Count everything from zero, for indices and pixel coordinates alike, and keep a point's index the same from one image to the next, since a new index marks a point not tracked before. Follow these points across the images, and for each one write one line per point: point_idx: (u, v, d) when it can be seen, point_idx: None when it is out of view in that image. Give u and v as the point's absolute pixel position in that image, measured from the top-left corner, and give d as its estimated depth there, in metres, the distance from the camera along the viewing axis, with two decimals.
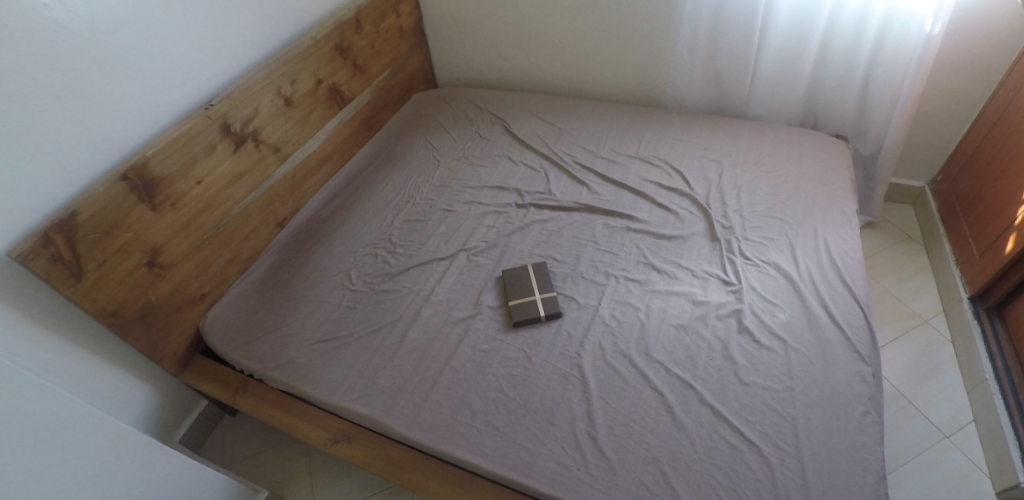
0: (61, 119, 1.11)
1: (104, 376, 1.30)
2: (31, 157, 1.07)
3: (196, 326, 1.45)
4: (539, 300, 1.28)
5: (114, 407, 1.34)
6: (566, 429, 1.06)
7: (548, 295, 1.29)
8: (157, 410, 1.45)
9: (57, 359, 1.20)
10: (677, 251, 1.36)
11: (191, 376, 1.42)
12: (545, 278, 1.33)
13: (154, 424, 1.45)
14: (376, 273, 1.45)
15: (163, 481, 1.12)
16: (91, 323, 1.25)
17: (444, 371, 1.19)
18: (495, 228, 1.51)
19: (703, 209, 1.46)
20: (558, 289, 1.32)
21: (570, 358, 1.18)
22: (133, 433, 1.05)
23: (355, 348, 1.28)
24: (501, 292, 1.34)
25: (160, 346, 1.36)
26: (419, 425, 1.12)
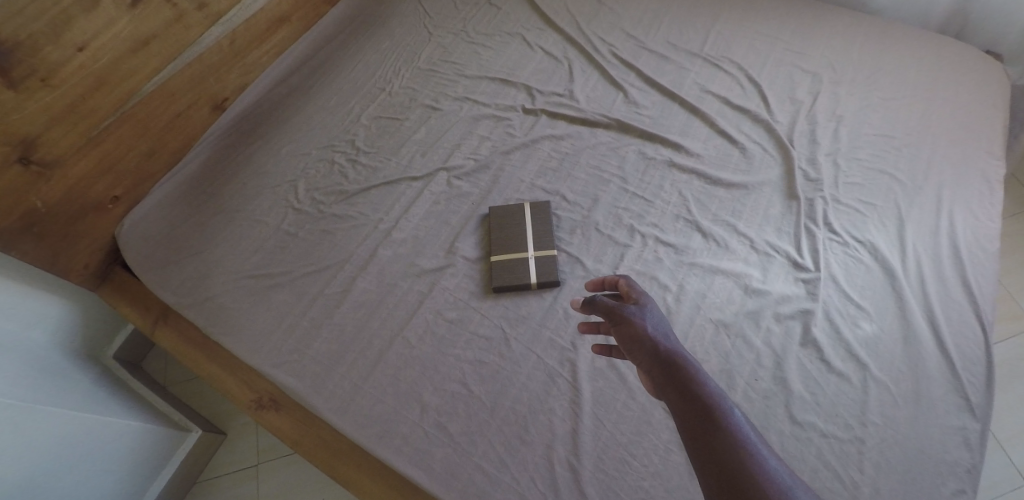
0: None
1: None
2: None
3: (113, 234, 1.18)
4: (532, 259, 0.94)
5: (24, 328, 1.11)
6: (540, 454, 0.79)
7: (546, 252, 0.94)
8: (78, 324, 1.24)
9: None
10: (732, 208, 0.97)
11: (110, 294, 1.17)
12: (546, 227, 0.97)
13: (79, 339, 1.24)
14: (328, 190, 1.12)
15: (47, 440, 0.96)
16: None
17: (394, 344, 0.91)
18: (490, 141, 1.12)
19: (781, 144, 1.05)
20: (561, 244, 0.96)
21: (562, 350, 0.86)
22: None
23: (288, 292, 1.01)
24: (485, 239, 1.00)
25: (63, 261, 1.09)
26: (354, 413, 0.86)
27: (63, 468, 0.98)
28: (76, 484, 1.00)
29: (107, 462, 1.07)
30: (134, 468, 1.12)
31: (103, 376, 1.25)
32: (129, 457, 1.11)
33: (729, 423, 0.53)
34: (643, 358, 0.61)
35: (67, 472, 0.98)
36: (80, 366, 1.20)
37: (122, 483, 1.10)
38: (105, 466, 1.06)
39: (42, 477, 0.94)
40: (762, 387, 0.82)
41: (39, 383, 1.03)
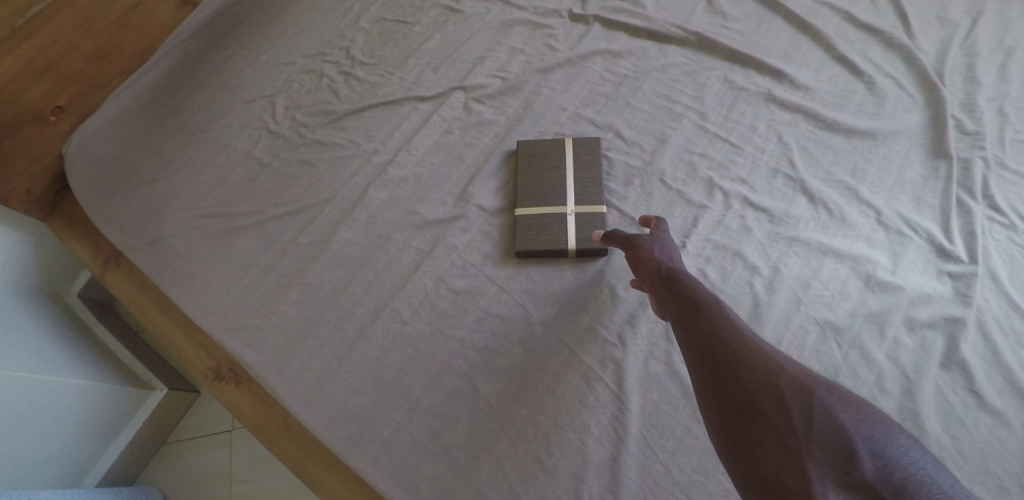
0: None
1: None
2: None
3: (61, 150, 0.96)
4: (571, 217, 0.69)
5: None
6: (565, 488, 0.57)
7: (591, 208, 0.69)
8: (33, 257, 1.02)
9: None
10: (853, 164, 0.70)
11: (59, 224, 0.97)
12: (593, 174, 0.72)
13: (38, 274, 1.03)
14: (312, 109, 0.88)
15: None
16: None
17: (380, 316, 0.69)
18: (523, 55, 0.85)
19: (925, 78, 0.75)
20: (611, 198, 0.71)
21: (603, 345, 0.63)
22: None
23: (253, 239, 0.79)
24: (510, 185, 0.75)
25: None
26: (323, 404, 0.66)
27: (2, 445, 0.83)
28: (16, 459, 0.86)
29: (54, 426, 0.92)
30: (85, 433, 0.97)
31: (65, 319, 1.05)
32: (77, 423, 0.95)
33: (721, 321, 0.49)
34: (648, 279, 0.57)
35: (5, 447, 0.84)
36: (36, 309, 1.00)
37: (72, 449, 0.96)
38: (52, 436, 0.92)
39: None
40: None
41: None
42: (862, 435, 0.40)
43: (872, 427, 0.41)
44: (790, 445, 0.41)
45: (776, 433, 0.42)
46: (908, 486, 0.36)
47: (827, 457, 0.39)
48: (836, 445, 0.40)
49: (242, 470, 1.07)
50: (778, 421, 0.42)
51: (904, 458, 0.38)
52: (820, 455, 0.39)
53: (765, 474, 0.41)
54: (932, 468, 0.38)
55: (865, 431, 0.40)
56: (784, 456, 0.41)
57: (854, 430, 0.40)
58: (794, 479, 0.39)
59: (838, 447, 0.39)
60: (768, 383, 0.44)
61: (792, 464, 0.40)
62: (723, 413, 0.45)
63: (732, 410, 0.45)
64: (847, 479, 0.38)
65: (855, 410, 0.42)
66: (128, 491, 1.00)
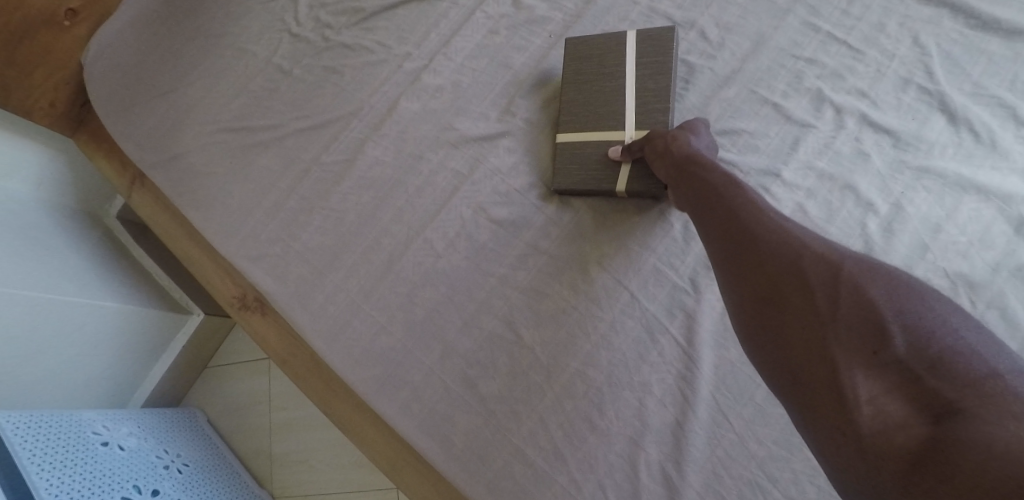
0: None
1: None
2: None
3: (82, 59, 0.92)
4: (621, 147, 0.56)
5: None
6: (617, 452, 0.49)
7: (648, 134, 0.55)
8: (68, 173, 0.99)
9: None
10: (1014, 74, 0.54)
11: (88, 141, 0.95)
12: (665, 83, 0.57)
13: (75, 194, 1.00)
14: (337, 6, 0.76)
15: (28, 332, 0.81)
16: None
17: (412, 247, 0.61)
18: None
19: None
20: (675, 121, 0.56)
21: (671, 290, 0.53)
22: None
23: (273, 158, 0.71)
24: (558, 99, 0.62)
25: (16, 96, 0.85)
26: (349, 343, 0.60)
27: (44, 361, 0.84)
28: (61, 374, 0.88)
29: (95, 346, 0.91)
30: (125, 355, 0.96)
31: (104, 241, 1.02)
32: (118, 344, 0.95)
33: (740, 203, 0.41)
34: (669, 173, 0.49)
35: (50, 363, 0.85)
36: (74, 226, 0.98)
37: (117, 368, 0.96)
38: (95, 355, 0.92)
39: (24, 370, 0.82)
40: None
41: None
42: (898, 308, 0.32)
43: (904, 293, 0.32)
44: (812, 333, 0.34)
45: (796, 319, 0.35)
46: (951, 365, 0.29)
47: (854, 342, 0.32)
48: (866, 325, 0.32)
49: (281, 396, 1.06)
50: (799, 304, 0.35)
51: (940, 329, 0.30)
52: (844, 339, 0.32)
53: (783, 367, 0.35)
54: (978, 332, 0.30)
55: (903, 299, 0.32)
56: (805, 345, 0.34)
57: (882, 302, 0.32)
58: (818, 371, 0.33)
59: (863, 325, 0.32)
60: (785, 261, 0.36)
61: (818, 351, 0.33)
62: (738, 300, 0.39)
63: (747, 300, 0.38)
64: (879, 365, 0.31)
65: (884, 274, 0.34)
66: (171, 413, 1.01)
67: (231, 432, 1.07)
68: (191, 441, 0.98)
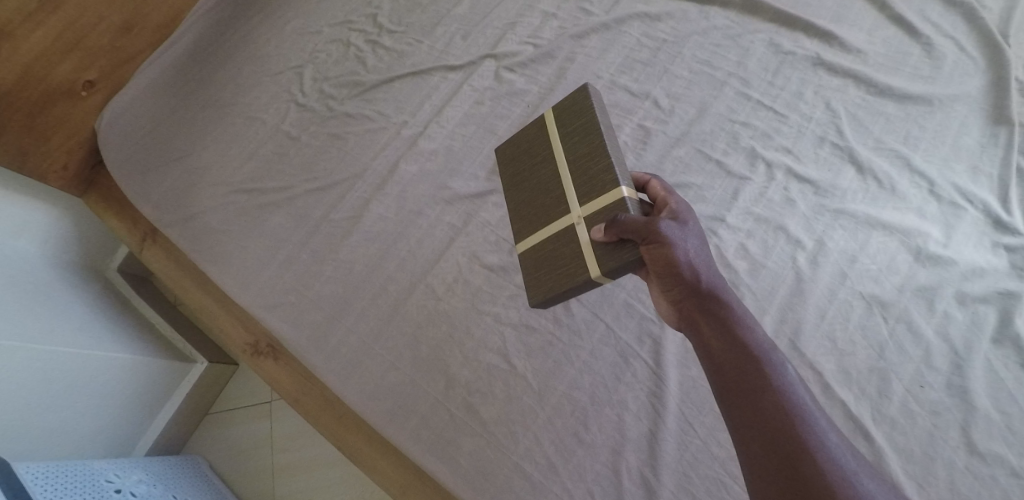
0: None
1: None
2: None
3: (94, 126, 0.99)
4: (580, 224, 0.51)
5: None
6: (602, 462, 0.58)
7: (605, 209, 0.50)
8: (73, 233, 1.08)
9: None
10: (906, 132, 0.67)
11: (98, 202, 1.01)
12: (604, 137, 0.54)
13: (77, 252, 1.09)
14: (340, 80, 0.86)
15: (52, 383, 0.87)
16: None
17: (415, 291, 0.69)
18: (558, 20, 0.82)
19: (988, 38, 0.70)
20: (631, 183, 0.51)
21: (641, 320, 0.63)
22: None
23: (284, 215, 0.78)
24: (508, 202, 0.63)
25: (34, 160, 0.91)
26: (361, 380, 0.67)
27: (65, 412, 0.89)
28: (78, 425, 0.92)
29: (108, 397, 0.97)
30: (133, 404, 1.01)
31: (105, 292, 1.10)
32: (128, 393, 1.00)
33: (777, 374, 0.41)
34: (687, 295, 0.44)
35: (69, 414, 0.90)
36: (78, 282, 1.05)
37: (126, 418, 1.01)
38: (108, 404, 0.97)
39: (46, 422, 0.87)
40: (930, 398, 0.56)
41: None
42: None
43: None
44: None
45: None
46: None
47: None
48: None
49: (283, 436, 1.11)
50: None
51: None
52: None
53: None
54: None
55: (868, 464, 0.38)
56: None
57: None
58: None
59: None
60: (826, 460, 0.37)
61: None
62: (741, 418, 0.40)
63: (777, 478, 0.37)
64: None
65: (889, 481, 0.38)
66: (175, 459, 1.05)
67: (234, 475, 1.11)
68: (196, 485, 1.02)
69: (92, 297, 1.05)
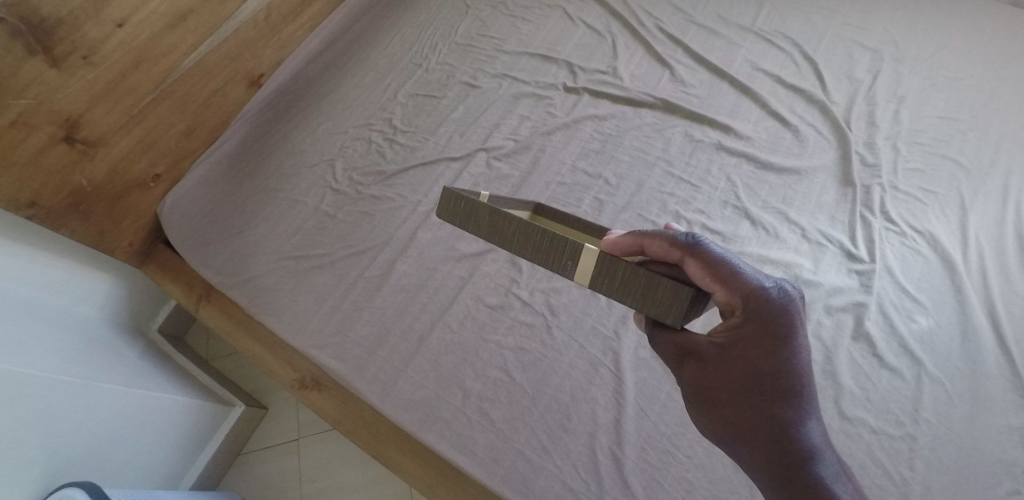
0: None
1: (76, 279, 1.14)
2: None
3: (157, 210, 1.19)
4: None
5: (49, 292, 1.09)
6: (582, 443, 0.79)
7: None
8: (121, 297, 1.26)
9: (30, 268, 1.03)
10: (784, 194, 0.94)
11: (152, 270, 1.20)
12: (508, 224, 0.58)
13: (122, 312, 1.26)
14: (366, 169, 1.11)
15: (134, 426, 1.04)
16: (47, 232, 1.05)
17: (435, 329, 0.91)
18: (531, 121, 1.10)
19: (837, 126, 0.99)
20: (602, 278, 0.52)
21: (604, 339, 0.86)
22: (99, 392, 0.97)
23: (328, 275, 1.00)
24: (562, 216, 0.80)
25: (109, 237, 1.11)
26: (397, 398, 0.87)
27: (141, 452, 1.06)
28: (149, 462, 1.08)
29: (172, 438, 1.13)
30: (187, 446, 1.17)
31: (149, 350, 1.27)
32: (185, 436, 1.16)
33: None
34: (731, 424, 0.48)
35: (144, 453, 1.06)
36: (131, 341, 1.24)
37: (182, 457, 1.16)
38: (171, 445, 1.13)
39: (128, 460, 1.03)
40: None
41: (70, 351, 1.01)
42: None
43: None
44: None
45: None
46: None
47: None
48: None
49: (309, 470, 1.27)
50: None
51: None
52: None
53: None
54: None
55: None
56: None
57: None
58: None
59: None
60: None
61: None
62: None
63: None
64: None
65: None
66: (217, 493, 1.19)
67: None
68: None
69: (142, 353, 1.23)
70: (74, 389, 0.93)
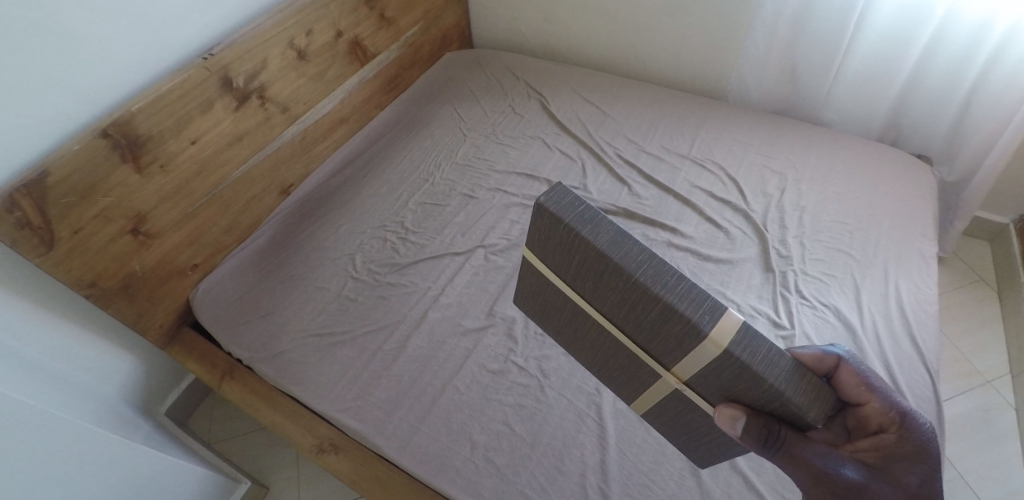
0: (52, 72, 0.98)
1: (106, 357, 1.25)
2: (13, 110, 0.95)
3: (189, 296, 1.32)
4: (649, 336, 0.76)
5: (79, 370, 1.19)
6: (574, 481, 0.94)
7: (682, 338, 0.70)
8: (141, 379, 1.35)
9: (69, 342, 1.16)
10: (721, 279, 1.20)
11: (178, 351, 1.30)
12: (630, 246, 0.73)
13: (139, 394, 1.35)
14: (382, 262, 1.31)
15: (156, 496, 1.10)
16: (95, 311, 1.19)
17: (445, 391, 1.07)
18: (520, 224, 1.35)
19: (757, 229, 1.28)
20: (741, 348, 0.67)
21: (588, 395, 1.04)
22: (139, 459, 1.04)
23: (350, 349, 1.16)
24: (560, 320, 0.97)
25: (145, 319, 1.24)
26: (413, 451, 1.01)
27: None
28: None
29: None
30: None
31: (160, 430, 1.35)
32: None
33: None
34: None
35: None
36: (144, 420, 1.32)
37: None
38: None
39: None
40: None
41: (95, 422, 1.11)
42: None
43: None
44: None
45: None
46: None
47: None
48: None
49: None
50: None
51: None
52: None
53: None
54: None
55: None
56: None
57: None
58: None
59: None
60: None
61: None
62: None
63: None
64: None
65: None
66: None
67: None
68: None
69: (156, 433, 1.30)
70: (122, 453, 1.01)
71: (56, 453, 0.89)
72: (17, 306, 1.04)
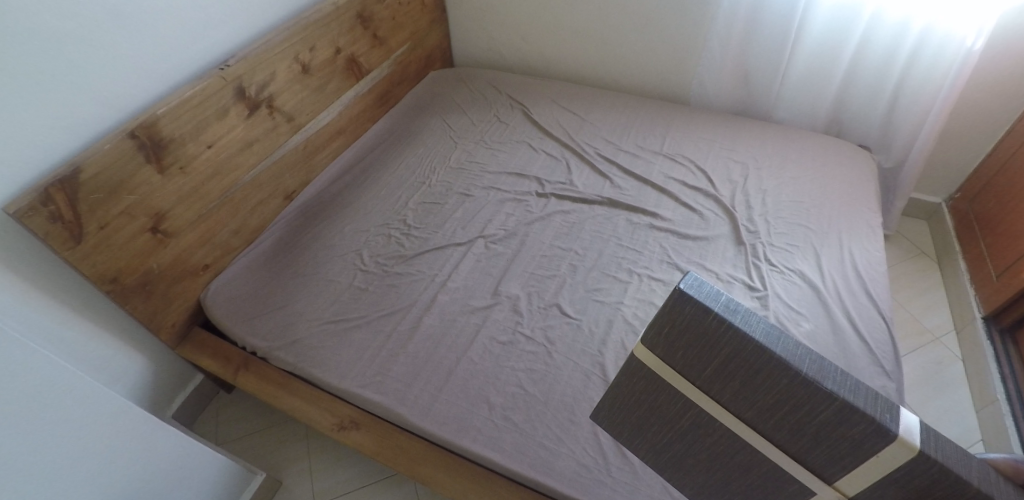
0: (82, 78, 1.06)
1: (119, 358, 1.27)
2: (47, 112, 1.02)
3: (199, 297, 1.37)
4: (807, 447, 0.60)
5: (93, 368, 1.21)
6: (587, 430, 1.03)
7: (859, 442, 0.56)
8: (152, 382, 1.37)
9: (86, 340, 1.19)
10: (700, 253, 1.34)
11: (190, 350, 1.34)
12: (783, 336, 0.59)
13: (149, 396, 1.37)
14: (389, 255, 1.40)
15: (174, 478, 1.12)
16: (112, 309, 1.23)
17: (460, 362, 1.15)
18: (515, 216, 1.47)
19: (725, 210, 1.44)
20: (935, 448, 0.54)
21: (591, 356, 1.14)
22: (163, 439, 1.08)
23: (365, 332, 1.23)
24: (640, 433, 0.79)
25: (158, 318, 1.28)
26: (434, 416, 1.08)
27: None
28: None
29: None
30: None
31: None
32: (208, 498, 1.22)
33: None
34: None
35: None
36: None
37: None
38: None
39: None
40: None
41: None
42: None
43: None
44: None
45: None
46: None
47: None
48: None
49: None
50: None
51: None
52: None
53: None
54: None
55: None
56: None
57: None
58: None
59: None
60: None
61: None
62: None
63: None
64: None
65: None
66: None
67: None
68: None
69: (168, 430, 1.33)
70: (150, 431, 1.05)
71: (93, 426, 0.94)
72: (42, 300, 1.08)
